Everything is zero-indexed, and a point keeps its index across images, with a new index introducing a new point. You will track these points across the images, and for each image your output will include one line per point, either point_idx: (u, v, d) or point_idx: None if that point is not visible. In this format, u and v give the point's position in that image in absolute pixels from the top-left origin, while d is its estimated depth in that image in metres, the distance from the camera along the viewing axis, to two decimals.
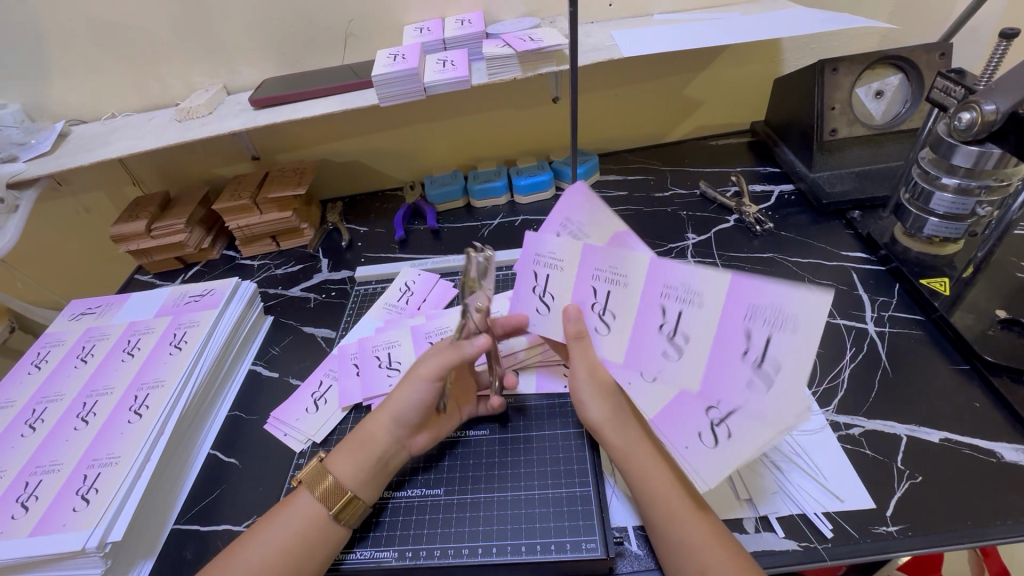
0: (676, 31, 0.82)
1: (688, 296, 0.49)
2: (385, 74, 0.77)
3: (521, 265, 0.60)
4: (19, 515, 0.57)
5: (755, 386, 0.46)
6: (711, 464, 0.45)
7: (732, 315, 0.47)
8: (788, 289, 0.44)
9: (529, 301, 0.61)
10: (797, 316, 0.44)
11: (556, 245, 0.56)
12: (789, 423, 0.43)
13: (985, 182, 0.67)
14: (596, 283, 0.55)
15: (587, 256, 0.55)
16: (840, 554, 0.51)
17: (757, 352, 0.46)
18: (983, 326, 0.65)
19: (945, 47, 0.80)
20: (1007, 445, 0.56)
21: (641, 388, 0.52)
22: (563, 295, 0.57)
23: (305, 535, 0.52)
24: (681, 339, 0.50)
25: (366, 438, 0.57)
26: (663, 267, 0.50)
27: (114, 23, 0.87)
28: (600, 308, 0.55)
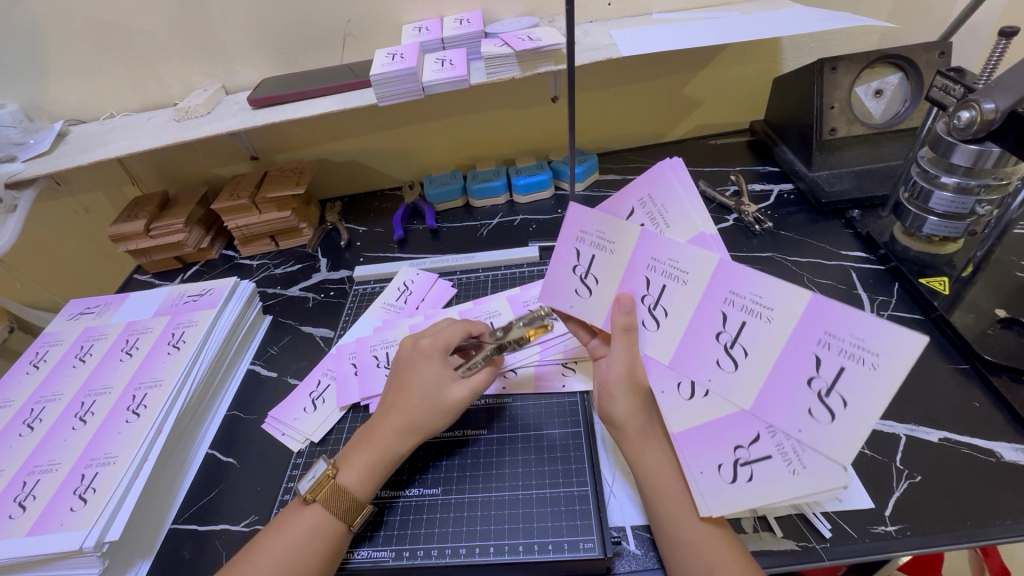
0: (675, 30, 0.82)
1: (757, 308, 0.47)
2: (382, 73, 0.77)
3: (564, 239, 0.60)
4: (17, 515, 0.57)
5: (790, 451, 0.45)
6: (723, 497, 0.47)
7: (804, 337, 0.44)
8: (874, 324, 0.41)
9: (569, 280, 0.60)
10: (879, 355, 0.41)
11: (606, 225, 0.56)
12: (816, 492, 0.43)
13: (985, 181, 0.67)
14: (651, 273, 0.54)
15: (642, 242, 0.53)
16: (838, 553, 0.51)
17: (824, 383, 0.44)
18: (982, 326, 0.65)
19: (944, 47, 0.80)
20: (1006, 445, 0.56)
21: (675, 402, 0.52)
22: (608, 279, 0.57)
23: (311, 538, 0.52)
24: (740, 352, 0.49)
25: (376, 440, 0.58)
26: (730, 274, 0.48)
27: (112, 22, 0.87)
28: (650, 300, 0.55)
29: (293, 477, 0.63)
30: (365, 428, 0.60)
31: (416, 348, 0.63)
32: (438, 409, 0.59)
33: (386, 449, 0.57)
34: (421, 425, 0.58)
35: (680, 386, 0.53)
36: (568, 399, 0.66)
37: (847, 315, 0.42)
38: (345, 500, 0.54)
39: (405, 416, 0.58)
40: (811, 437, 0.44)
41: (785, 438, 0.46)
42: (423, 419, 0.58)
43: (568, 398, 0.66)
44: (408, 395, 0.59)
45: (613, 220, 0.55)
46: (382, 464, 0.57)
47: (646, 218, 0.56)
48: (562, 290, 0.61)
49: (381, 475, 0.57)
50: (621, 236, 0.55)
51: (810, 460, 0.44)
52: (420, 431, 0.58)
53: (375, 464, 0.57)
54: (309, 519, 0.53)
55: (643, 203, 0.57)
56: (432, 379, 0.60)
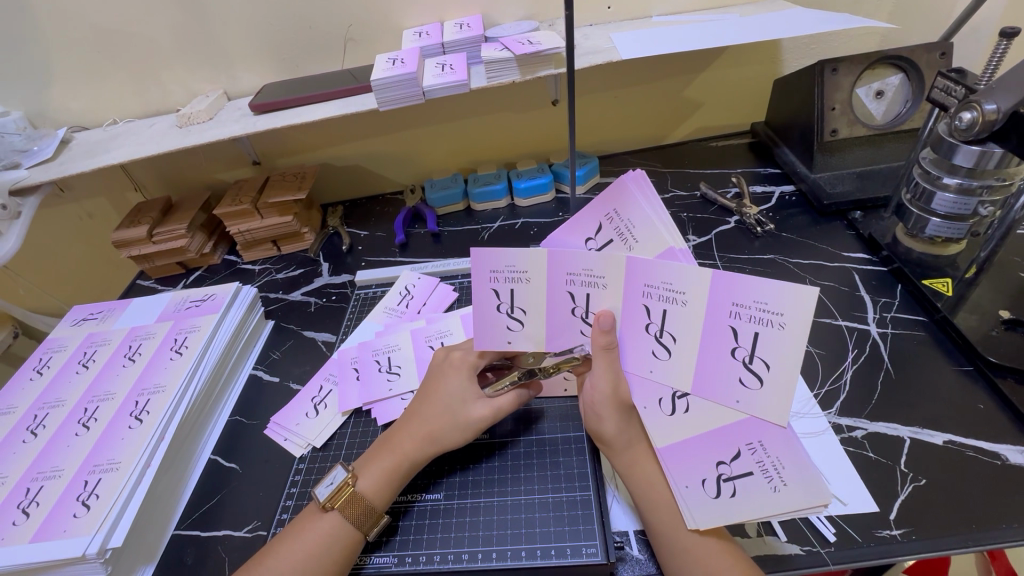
0: (675, 32, 0.82)
1: (671, 295, 0.47)
2: (383, 78, 0.77)
3: (476, 285, 0.52)
4: (21, 521, 0.57)
5: (770, 467, 0.46)
6: (708, 512, 0.47)
7: (718, 314, 0.45)
8: (772, 287, 0.42)
9: (494, 321, 0.54)
10: (783, 315, 0.43)
11: (514, 257, 0.50)
12: (791, 510, 0.44)
13: (987, 182, 0.67)
14: (572, 287, 0.50)
15: (553, 260, 0.49)
16: (843, 558, 0.50)
17: (745, 352, 0.45)
18: (987, 327, 0.64)
19: (945, 47, 0.80)
20: (1010, 448, 0.56)
21: (657, 417, 0.51)
22: (534, 308, 0.53)
23: (330, 546, 0.52)
24: (669, 339, 0.49)
25: (395, 448, 0.58)
26: (642, 266, 0.46)
27: (114, 30, 0.88)
28: (581, 310, 0.52)
29: (294, 483, 0.63)
30: (387, 433, 0.60)
31: (448, 360, 0.62)
32: (459, 423, 0.58)
33: (404, 456, 0.57)
34: (438, 436, 0.58)
35: (661, 402, 0.51)
36: (572, 403, 0.66)
37: (747, 285, 0.43)
38: (363, 508, 0.54)
39: (424, 426, 0.58)
40: (749, 405, 0.47)
41: (765, 454, 0.46)
42: (444, 430, 0.58)
43: (569, 402, 0.66)
44: (433, 405, 0.59)
45: (520, 251, 0.49)
46: (398, 472, 0.57)
47: (614, 234, 0.50)
48: (491, 332, 0.55)
49: (397, 483, 0.56)
50: (532, 262, 0.50)
51: (790, 476, 0.45)
52: (439, 445, 0.58)
53: (392, 471, 0.57)
54: (326, 527, 0.53)
55: (610, 218, 0.50)
56: (458, 393, 0.59)
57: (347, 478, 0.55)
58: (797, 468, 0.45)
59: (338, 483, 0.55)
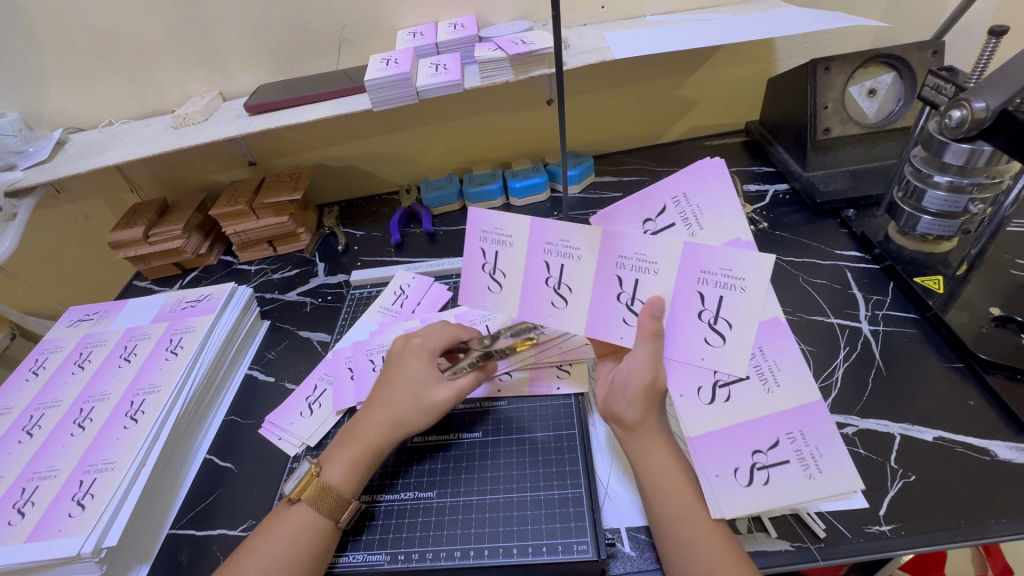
0: (668, 32, 0.82)
1: (645, 265, 0.50)
2: (377, 78, 0.77)
3: (467, 241, 0.57)
4: (17, 521, 0.57)
5: (768, 372, 0.51)
6: (740, 500, 0.49)
7: (688, 281, 0.49)
8: (740, 256, 0.47)
9: (479, 280, 0.58)
10: (745, 280, 0.48)
11: (501, 219, 0.54)
12: (829, 494, 0.47)
13: (978, 180, 0.67)
14: (548, 256, 0.54)
15: (535, 228, 0.53)
16: (834, 553, 0.51)
17: (711, 314, 0.50)
18: (978, 324, 0.65)
19: (937, 46, 0.80)
20: (1000, 443, 0.56)
21: (694, 404, 0.52)
22: (513, 275, 0.56)
23: (300, 536, 0.52)
24: (724, 325, 0.50)
25: (355, 437, 0.58)
26: (699, 253, 0.48)
27: (109, 31, 0.88)
28: (554, 281, 0.55)
29: (289, 481, 0.64)
30: (348, 427, 0.60)
31: (407, 346, 0.63)
32: None
33: (367, 445, 0.58)
34: (401, 422, 0.58)
35: (700, 390, 0.52)
36: (565, 402, 0.67)
37: (718, 254, 0.48)
38: (327, 498, 0.54)
39: (388, 412, 0.59)
40: (715, 361, 0.51)
41: (804, 443, 0.49)
42: (405, 416, 0.58)
43: (563, 400, 0.67)
44: (391, 393, 0.60)
45: (509, 215, 0.54)
46: (363, 461, 0.57)
47: (677, 219, 0.50)
48: (477, 293, 0.59)
49: (364, 471, 0.57)
50: (517, 228, 0.54)
51: (827, 464, 0.48)
52: None
53: (357, 460, 0.57)
54: (295, 519, 0.53)
55: (676, 202, 0.49)
56: (451, 392, 0.59)
57: (311, 470, 0.56)
58: (835, 458, 0.48)
59: (301, 475, 0.56)
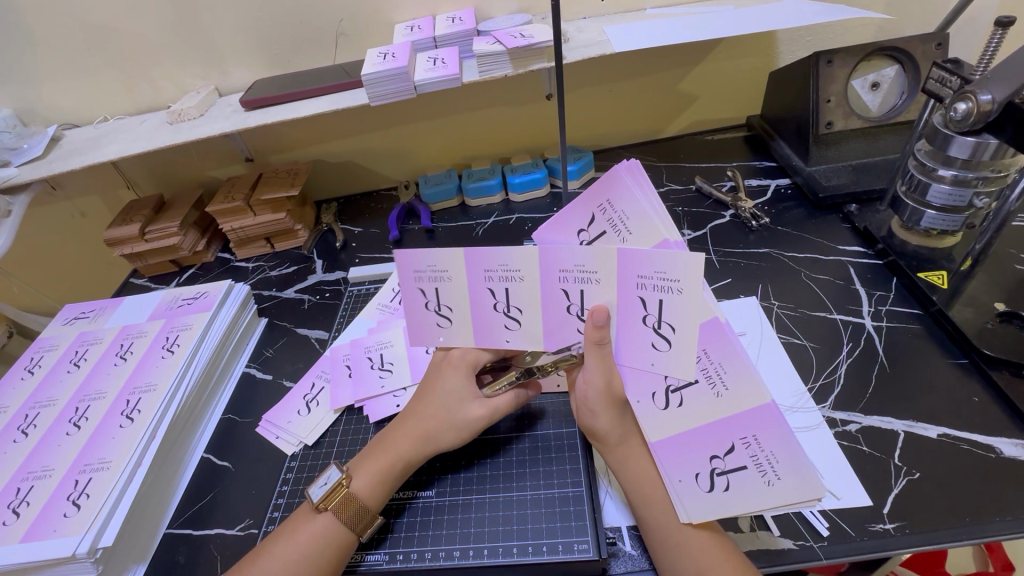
0: (669, 24, 0.81)
1: (585, 275, 0.48)
2: (374, 73, 0.76)
3: (404, 285, 0.55)
4: (11, 521, 0.57)
5: (713, 374, 0.46)
6: (702, 506, 0.48)
7: (626, 287, 0.47)
8: (664, 256, 0.43)
9: (426, 318, 0.57)
10: (680, 281, 0.44)
11: (435, 258, 0.52)
12: (786, 502, 0.45)
13: (983, 173, 0.66)
14: (490, 283, 0.52)
15: (471, 260, 0.51)
16: (836, 552, 0.50)
17: (655, 318, 0.47)
18: (982, 320, 0.64)
19: (942, 38, 0.80)
20: (1005, 440, 0.55)
21: (650, 411, 0.50)
22: (461, 306, 0.55)
23: (323, 547, 0.51)
24: (668, 330, 0.47)
25: (389, 447, 0.57)
26: (632, 258, 0.45)
27: (103, 26, 0.87)
28: (502, 305, 0.53)
29: (287, 480, 0.63)
30: (382, 433, 0.60)
31: (447, 357, 0.60)
32: (454, 423, 0.57)
33: (399, 456, 0.57)
34: (435, 435, 0.57)
35: (655, 396, 0.50)
36: (564, 399, 0.66)
37: (649, 257, 0.44)
38: (358, 508, 0.53)
39: (420, 425, 0.58)
40: (663, 366, 0.48)
41: (760, 449, 0.46)
42: (439, 430, 0.57)
43: (563, 398, 0.66)
44: (428, 404, 0.58)
45: (438, 251, 0.52)
46: (392, 472, 0.56)
47: (607, 226, 0.49)
48: (424, 329, 0.58)
49: (392, 483, 0.56)
50: (453, 262, 0.52)
51: (784, 471, 0.45)
52: (434, 442, 0.57)
53: (386, 471, 0.56)
54: (319, 529, 0.52)
55: (603, 210, 0.49)
56: (454, 392, 0.58)
57: (341, 479, 0.55)
58: (792, 464, 0.44)
59: (331, 484, 0.54)
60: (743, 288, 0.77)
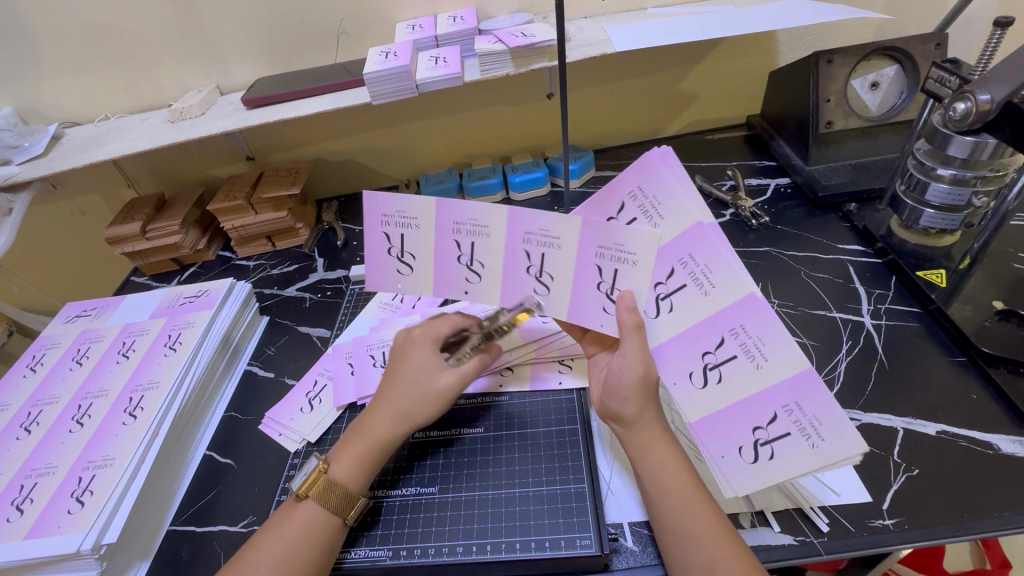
0: (670, 24, 0.81)
1: (547, 239, 0.52)
2: (375, 72, 0.77)
3: (370, 229, 0.57)
4: (15, 518, 0.57)
5: (752, 348, 0.47)
6: (745, 478, 0.49)
7: (586, 253, 0.51)
8: (625, 230, 0.48)
9: (387, 265, 0.59)
10: (636, 254, 0.49)
11: (408, 202, 0.54)
12: (832, 462, 0.45)
13: (981, 173, 0.67)
14: (456, 236, 0.55)
15: (440, 210, 0.54)
16: (836, 548, 0.50)
17: (665, 289, 0.50)
18: (981, 318, 0.64)
19: (941, 38, 0.80)
20: (1003, 437, 0.56)
21: (688, 391, 0.51)
22: (426, 257, 0.57)
23: (308, 537, 0.51)
24: (667, 305, 0.50)
25: (364, 431, 0.57)
26: (595, 230, 0.50)
27: (105, 24, 0.87)
28: (466, 258, 0.56)
29: (289, 477, 0.63)
30: (357, 422, 0.59)
31: (409, 337, 0.62)
32: (425, 397, 0.58)
33: (375, 437, 0.57)
34: (409, 412, 0.57)
35: (692, 376, 0.51)
36: (566, 397, 0.67)
37: (608, 229, 0.49)
38: (339, 493, 0.53)
39: (395, 405, 0.58)
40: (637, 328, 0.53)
41: (802, 414, 0.46)
42: (411, 407, 0.57)
43: (565, 395, 0.67)
44: (397, 384, 0.59)
45: (410, 198, 0.54)
46: (372, 455, 0.56)
47: (638, 212, 0.50)
48: (384, 275, 0.59)
49: (372, 468, 0.56)
50: (424, 211, 0.55)
51: (827, 431, 0.45)
52: (408, 421, 0.57)
53: (365, 454, 0.56)
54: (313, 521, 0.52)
55: (635, 197, 0.50)
56: (423, 366, 0.59)
57: (319, 465, 0.55)
58: (834, 424, 0.45)
59: (309, 472, 0.55)
60: None
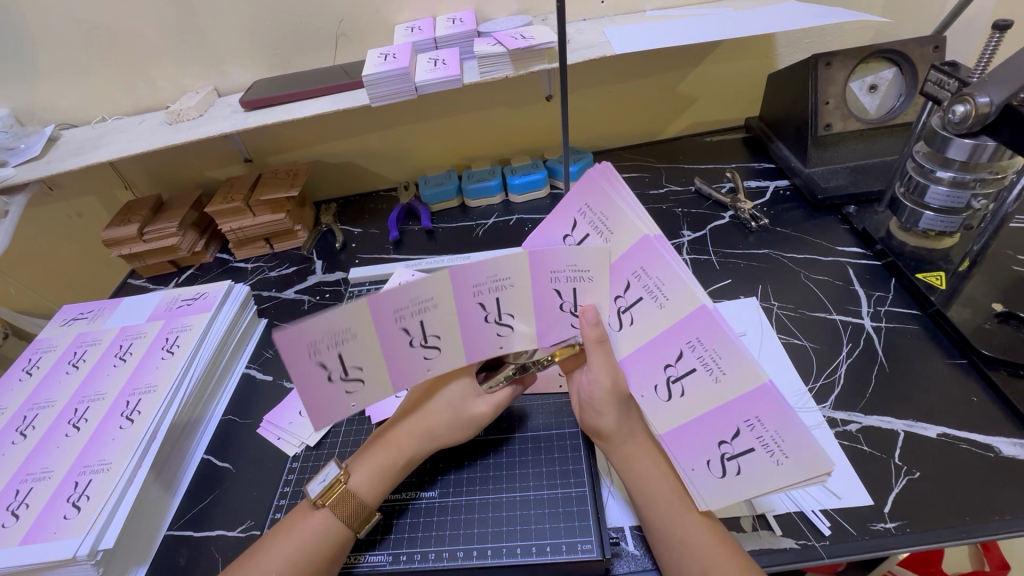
0: (669, 26, 0.81)
1: (499, 283, 0.48)
2: (375, 74, 0.76)
3: (293, 369, 0.43)
4: (10, 523, 0.56)
5: (710, 361, 0.44)
6: (716, 491, 0.47)
7: (541, 282, 0.50)
8: (574, 252, 0.48)
9: (328, 390, 0.46)
10: (589, 272, 0.49)
11: (332, 320, 0.42)
12: (799, 481, 0.41)
13: (980, 175, 0.67)
14: (402, 323, 0.46)
15: (378, 306, 0.44)
16: (838, 551, 0.50)
17: (625, 302, 0.50)
18: (980, 320, 0.64)
19: (938, 41, 0.81)
20: (1004, 440, 0.56)
21: (655, 403, 0.50)
22: (371, 360, 0.46)
23: (319, 544, 0.51)
24: (628, 318, 0.50)
25: (389, 445, 0.57)
26: (546, 256, 0.48)
27: (103, 26, 0.87)
28: (419, 338, 0.48)
29: (288, 482, 0.63)
30: (381, 432, 0.59)
31: None
32: (458, 421, 0.57)
33: (400, 453, 0.56)
34: (436, 433, 0.57)
35: (658, 388, 0.49)
36: (566, 399, 0.66)
37: (560, 254, 0.48)
38: (356, 505, 0.53)
39: (423, 423, 0.57)
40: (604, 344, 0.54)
41: (764, 429, 0.43)
42: (439, 428, 0.57)
43: (565, 398, 0.67)
44: (429, 401, 0.58)
45: (336, 312, 0.42)
46: (393, 470, 0.56)
47: (589, 228, 0.50)
48: (325, 402, 0.46)
49: (390, 481, 0.56)
50: (353, 315, 0.43)
51: (791, 448, 0.41)
52: (434, 441, 0.57)
53: (387, 468, 0.56)
54: (310, 526, 0.52)
55: (584, 213, 0.51)
56: (456, 392, 0.57)
57: (341, 475, 0.54)
58: (796, 441, 0.41)
59: (330, 480, 0.54)
60: (743, 289, 0.78)
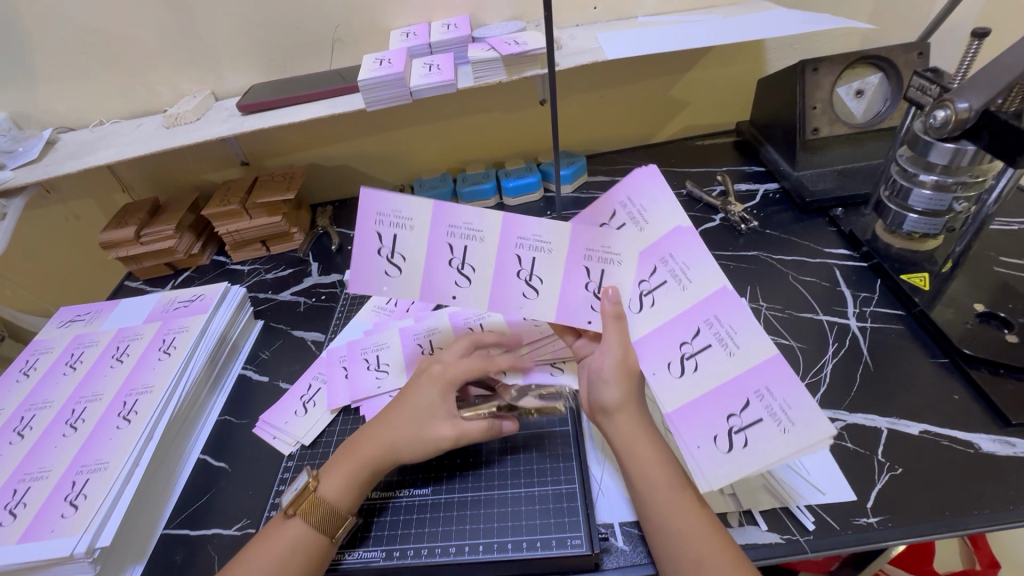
0: (659, 33, 0.83)
1: (539, 245, 0.52)
2: (370, 79, 0.77)
3: (360, 227, 0.50)
4: (9, 522, 0.57)
5: (725, 336, 0.48)
6: (719, 469, 0.46)
7: (575, 255, 0.52)
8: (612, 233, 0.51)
9: (373, 264, 0.52)
10: (620, 254, 0.51)
11: (404, 200, 0.49)
12: (804, 448, 0.43)
13: (962, 178, 0.68)
14: (449, 239, 0.51)
15: (439, 211, 0.50)
16: (821, 545, 0.51)
17: (648, 285, 0.51)
18: (962, 320, 0.66)
19: (923, 47, 0.82)
20: (984, 436, 0.57)
21: (666, 380, 0.51)
22: (416, 257, 0.52)
23: (293, 551, 0.52)
24: (649, 301, 0.52)
25: (355, 453, 0.57)
26: (585, 232, 0.51)
27: (101, 31, 0.88)
28: (457, 261, 0.52)
29: (284, 481, 0.64)
30: (351, 439, 0.60)
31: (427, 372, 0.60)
32: (418, 438, 0.56)
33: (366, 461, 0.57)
34: (399, 447, 0.56)
35: (670, 365, 0.51)
36: None
37: (599, 231, 0.51)
38: (325, 512, 0.54)
39: (388, 435, 0.57)
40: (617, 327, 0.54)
41: (773, 398, 0.46)
42: (404, 441, 0.57)
43: None
44: (398, 414, 0.58)
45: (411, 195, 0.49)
46: (362, 478, 0.56)
47: (627, 219, 0.51)
48: (367, 278, 0.52)
49: (360, 488, 0.56)
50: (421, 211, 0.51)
51: (797, 415, 0.45)
52: (398, 454, 0.56)
53: (355, 475, 0.56)
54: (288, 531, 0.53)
55: (624, 204, 0.51)
56: (425, 405, 0.57)
57: (309, 484, 0.55)
58: (803, 408, 0.44)
59: (299, 489, 0.55)
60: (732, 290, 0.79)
